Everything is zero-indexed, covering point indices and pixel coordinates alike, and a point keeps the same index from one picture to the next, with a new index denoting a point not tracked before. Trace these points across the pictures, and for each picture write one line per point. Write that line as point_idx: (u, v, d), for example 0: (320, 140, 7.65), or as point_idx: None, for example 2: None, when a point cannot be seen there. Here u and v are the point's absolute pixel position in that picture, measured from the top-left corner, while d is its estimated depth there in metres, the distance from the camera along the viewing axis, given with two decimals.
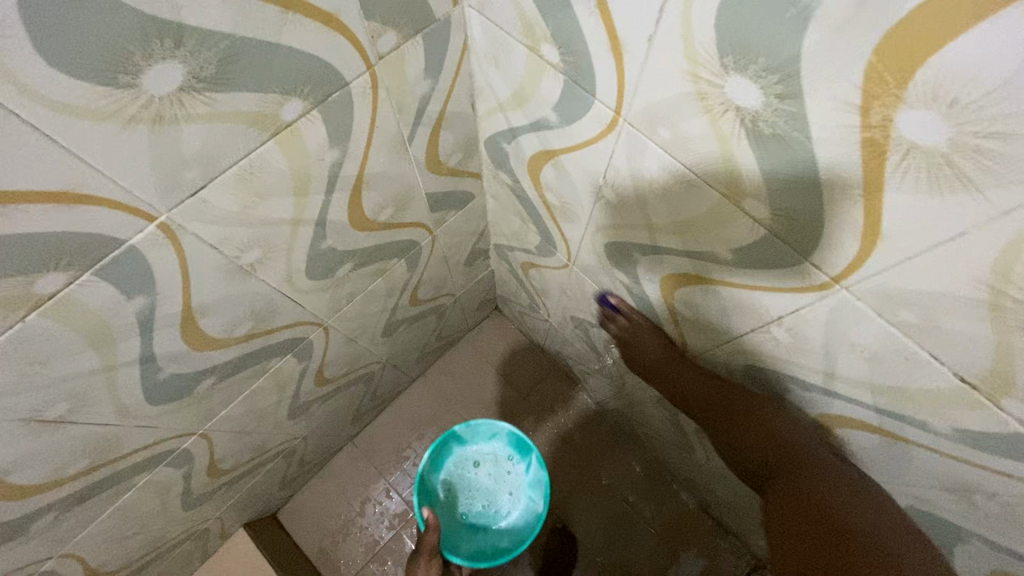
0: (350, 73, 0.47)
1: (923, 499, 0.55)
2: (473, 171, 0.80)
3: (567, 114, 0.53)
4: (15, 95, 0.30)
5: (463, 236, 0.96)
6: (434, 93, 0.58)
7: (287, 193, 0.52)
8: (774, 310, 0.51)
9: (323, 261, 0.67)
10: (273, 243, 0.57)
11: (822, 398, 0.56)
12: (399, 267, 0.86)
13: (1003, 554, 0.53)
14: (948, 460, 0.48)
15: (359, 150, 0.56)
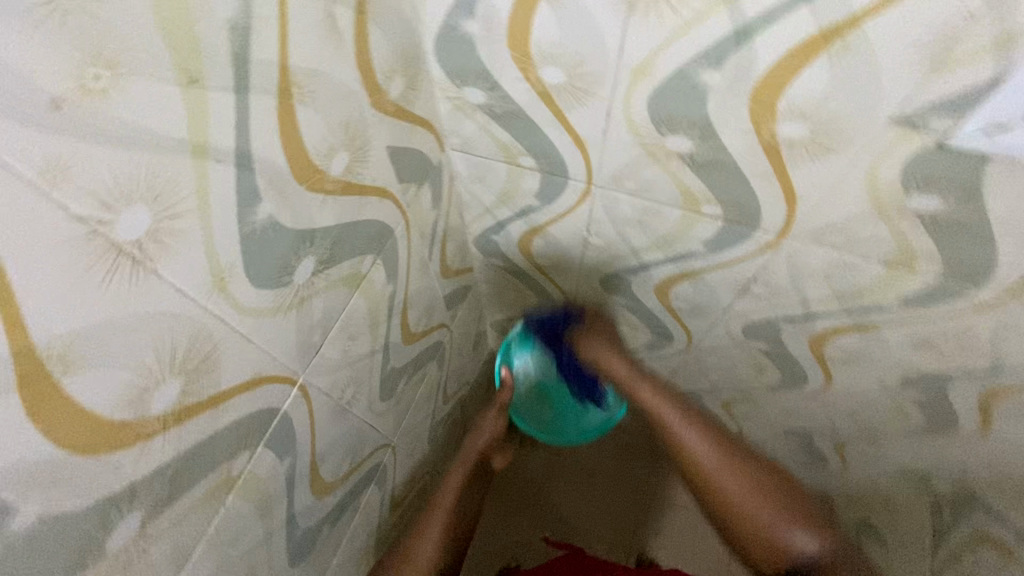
0: (394, 224, 0.61)
1: (907, 362, 0.73)
2: (468, 269, 0.95)
3: (549, 197, 0.70)
4: (232, 313, 0.41)
5: (469, 325, 1.10)
6: (438, 217, 0.74)
7: (368, 330, 0.64)
8: (747, 274, 0.69)
9: (388, 383, 0.77)
10: (362, 377, 0.67)
11: (807, 323, 0.73)
12: (433, 370, 0.97)
13: (976, 378, 0.70)
14: (908, 324, 0.66)
15: (404, 279, 0.69)
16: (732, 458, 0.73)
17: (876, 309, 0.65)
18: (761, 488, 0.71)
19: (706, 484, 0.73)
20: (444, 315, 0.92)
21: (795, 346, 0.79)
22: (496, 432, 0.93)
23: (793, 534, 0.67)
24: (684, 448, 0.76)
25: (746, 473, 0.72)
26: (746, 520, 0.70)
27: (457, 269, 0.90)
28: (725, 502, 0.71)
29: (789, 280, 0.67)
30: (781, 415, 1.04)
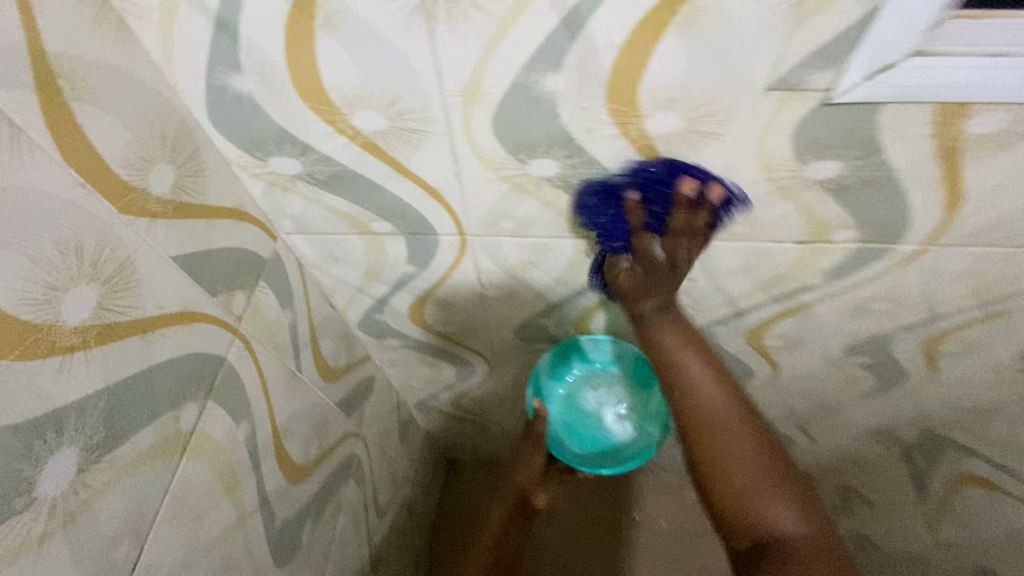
0: (220, 347, 0.71)
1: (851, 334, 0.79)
2: (345, 323, 0.98)
3: (415, 240, 0.76)
4: None
5: (387, 417, 1.18)
6: (296, 320, 0.85)
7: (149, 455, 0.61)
8: (634, 271, 0.71)
9: (280, 538, 0.83)
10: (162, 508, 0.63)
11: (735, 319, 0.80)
12: (349, 491, 1.02)
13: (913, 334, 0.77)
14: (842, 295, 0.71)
15: (212, 356, 0.70)
16: (760, 444, 0.65)
17: (761, 268, 0.70)
18: (789, 501, 0.62)
19: (707, 440, 0.65)
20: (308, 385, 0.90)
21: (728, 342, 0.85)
22: (532, 472, 1.07)
23: (790, 523, 0.61)
24: (677, 368, 0.70)
25: (791, 497, 0.62)
26: (741, 504, 0.62)
27: (325, 329, 0.90)
28: (717, 460, 0.64)
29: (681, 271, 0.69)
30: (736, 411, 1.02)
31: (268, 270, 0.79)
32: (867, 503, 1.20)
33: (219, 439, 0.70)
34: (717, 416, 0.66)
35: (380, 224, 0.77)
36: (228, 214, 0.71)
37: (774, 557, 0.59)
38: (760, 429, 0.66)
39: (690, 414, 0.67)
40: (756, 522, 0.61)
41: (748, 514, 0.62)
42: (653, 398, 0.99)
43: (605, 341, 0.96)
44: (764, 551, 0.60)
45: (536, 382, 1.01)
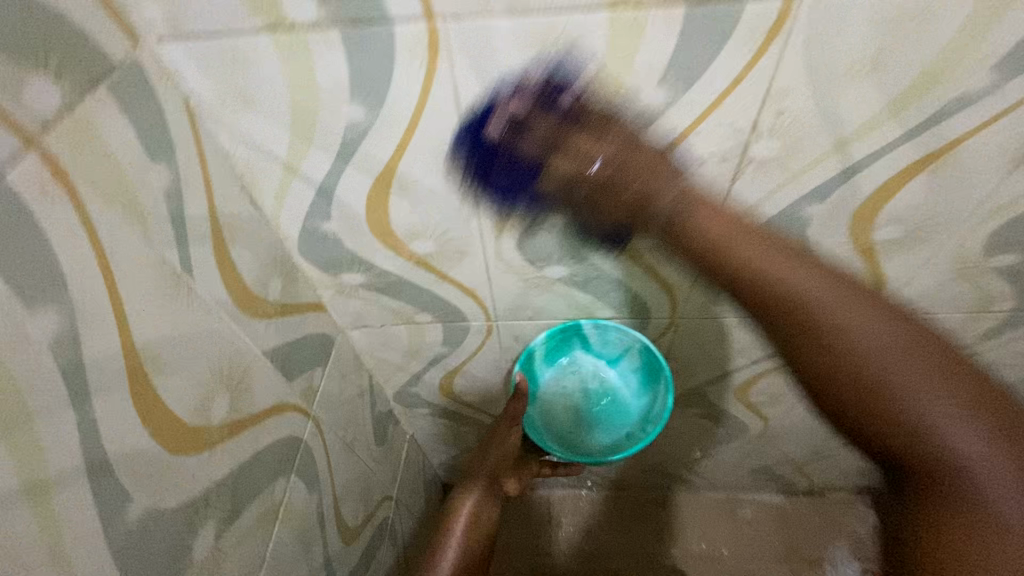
0: (67, 267, 0.30)
1: None
2: (340, 355, 0.66)
3: (318, 160, 0.44)
4: None
5: (352, 411, 0.71)
6: (184, 197, 0.39)
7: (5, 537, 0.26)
8: (710, 156, 0.43)
9: None
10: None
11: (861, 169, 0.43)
12: (332, 534, 0.65)
13: None
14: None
15: (118, 371, 0.33)
16: (928, 363, 0.36)
17: (907, 150, 0.42)
18: (987, 434, 0.35)
19: (834, 355, 0.36)
20: (307, 455, 0.58)
21: (827, 244, 0.51)
22: (509, 453, 0.69)
23: (972, 444, 0.35)
24: (751, 270, 0.36)
25: (997, 431, 0.35)
26: (905, 433, 0.36)
27: (305, 342, 0.57)
28: (850, 359, 0.36)
29: (778, 142, 0.42)
30: None
31: (234, 236, 0.45)
32: None
33: (230, 520, 0.44)
34: (823, 310, 0.36)
35: (345, 186, 0.46)
36: (132, 42, 0.35)
37: (931, 491, 0.36)
38: (920, 342, 0.36)
39: (761, 288, 0.36)
40: (926, 431, 0.35)
41: (913, 439, 0.36)
42: (641, 403, 0.69)
43: (610, 328, 0.66)
44: (925, 485, 0.36)
45: (529, 361, 0.68)
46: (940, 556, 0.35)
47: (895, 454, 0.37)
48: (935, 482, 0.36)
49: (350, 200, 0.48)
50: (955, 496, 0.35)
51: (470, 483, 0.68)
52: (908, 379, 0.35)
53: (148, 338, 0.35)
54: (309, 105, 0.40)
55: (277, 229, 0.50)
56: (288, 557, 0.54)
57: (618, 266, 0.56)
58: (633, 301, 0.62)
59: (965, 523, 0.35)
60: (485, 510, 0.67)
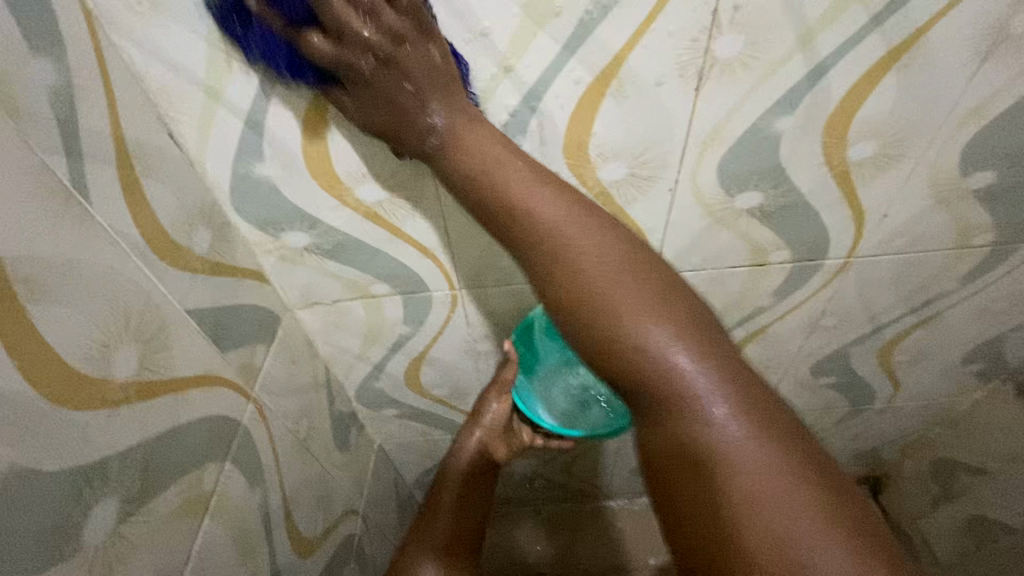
0: None
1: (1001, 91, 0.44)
2: (288, 338, 0.60)
3: (242, 80, 0.39)
4: None
5: (306, 403, 0.64)
6: (74, 105, 0.34)
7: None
8: (672, 55, 0.40)
9: None
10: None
11: (832, 65, 0.41)
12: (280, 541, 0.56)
13: None
14: None
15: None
16: (667, 307, 0.36)
17: (876, 40, 0.40)
18: (729, 383, 0.34)
19: (585, 296, 0.36)
20: (247, 442, 0.50)
21: (803, 166, 0.49)
22: (499, 420, 0.70)
23: (721, 412, 0.33)
24: (497, 186, 0.38)
25: (734, 389, 0.34)
26: (653, 384, 0.34)
27: (242, 312, 0.51)
28: (592, 296, 0.36)
29: (743, 37, 0.39)
30: (802, 336, 0.72)
31: (145, 167, 0.39)
32: (979, 471, 0.92)
33: (139, 504, 0.37)
34: (580, 252, 0.37)
35: (276, 113, 0.41)
36: None
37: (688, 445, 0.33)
38: (665, 283, 0.37)
39: (543, 247, 0.38)
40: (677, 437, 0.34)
41: (655, 375, 0.34)
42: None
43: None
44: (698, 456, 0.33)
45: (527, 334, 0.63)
46: (706, 508, 0.32)
47: (647, 395, 0.35)
48: (687, 420, 0.33)
49: (285, 135, 0.43)
50: (704, 438, 0.33)
51: (461, 450, 0.71)
52: (663, 339, 0.34)
53: (20, 253, 0.29)
54: (225, 4, 0.35)
55: (202, 173, 0.45)
56: (221, 559, 0.46)
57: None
58: None
59: (722, 464, 0.32)
60: (475, 478, 0.70)
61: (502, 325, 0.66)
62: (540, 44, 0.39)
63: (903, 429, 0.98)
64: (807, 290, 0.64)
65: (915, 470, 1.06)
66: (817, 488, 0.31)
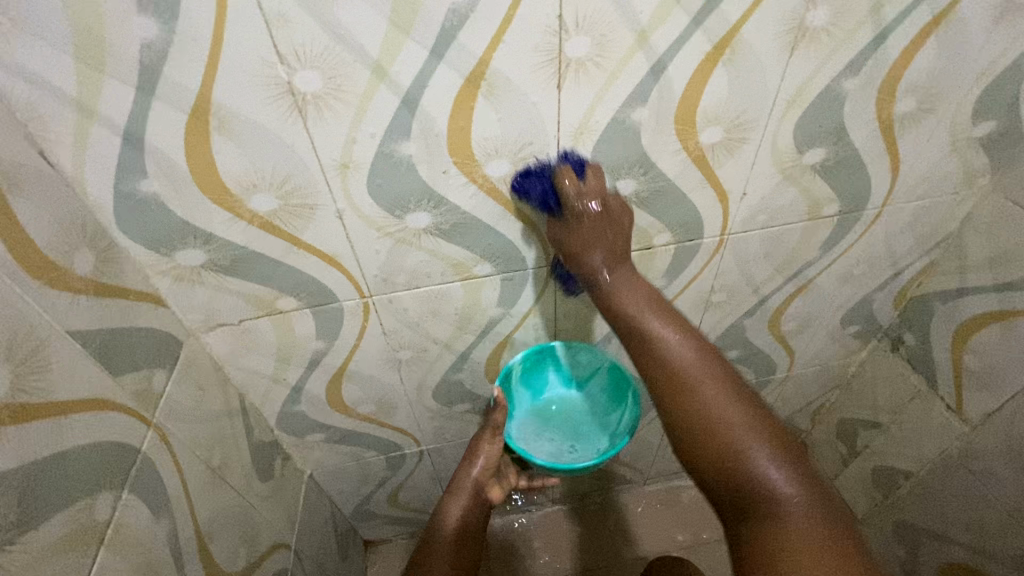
0: None
1: (812, 80, 0.53)
2: (194, 362, 0.58)
3: (116, 96, 0.40)
4: None
5: (221, 431, 0.62)
6: None
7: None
8: (530, 60, 0.45)
9: None
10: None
11: (669, 63, 0.48)
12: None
13: (871, 72, 0.54)
14: None
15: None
16: (753, 416, 0.45)
17: (699, 39, 0.47)
18: (786, 460, 0.44)
19: (677, 409, 0.46)
20: (148, 469, 0.48)
21: (665, 155, 0.55)
22: (492, 462, 0.72)
23: (778, 478, 0.43)
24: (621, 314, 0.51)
25: (795, 472, 0.44)
26: (737, 453, 0.43)
27: (136, 335, 0.49)
28: (687, 406, 0.46)
29: (590, 39, 0.44)
30: (699, 313, 0.78)
31: (11, 184, 0.38)
32: (875, 425, 1.01)
33: (23, 531, 0.36)
34: (677, 356, 0.47)
35: (156, 127, 0.42)
36: None
37: (754, 508, 0.43)
38: (730, 378, 0.47)
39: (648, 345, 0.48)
40: (746, 477, 0.43)
41: (733, 460, 0.43)
42: (613, 418, 0.72)
43: (582, 349, 0.73)
44: (751, 511, 0.43)
45: (508, 381, 0.72)
46: (768, 553, 0.41)
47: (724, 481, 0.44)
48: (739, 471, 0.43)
49: (168, 149, 0.44)
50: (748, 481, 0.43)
51: (455, 492, 0.70)
52: (717, 406, 0.45)
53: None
54: (93, 19, 0.36)
55: (84, 194, 0.44)
56: None
57: (478, 207, 0.55)
58: (504, 253, 0.61)
59: (776, 525, 0.42)
60: (472, 519, 0.69)
61: (419, 331, 0.68)
62: (408, 52, 0.42)
63: (807, 396, 1.07)
64: (693, 270, 0.70)
65: (824, 433, 1.16)
66: (824, 538, 0.40)
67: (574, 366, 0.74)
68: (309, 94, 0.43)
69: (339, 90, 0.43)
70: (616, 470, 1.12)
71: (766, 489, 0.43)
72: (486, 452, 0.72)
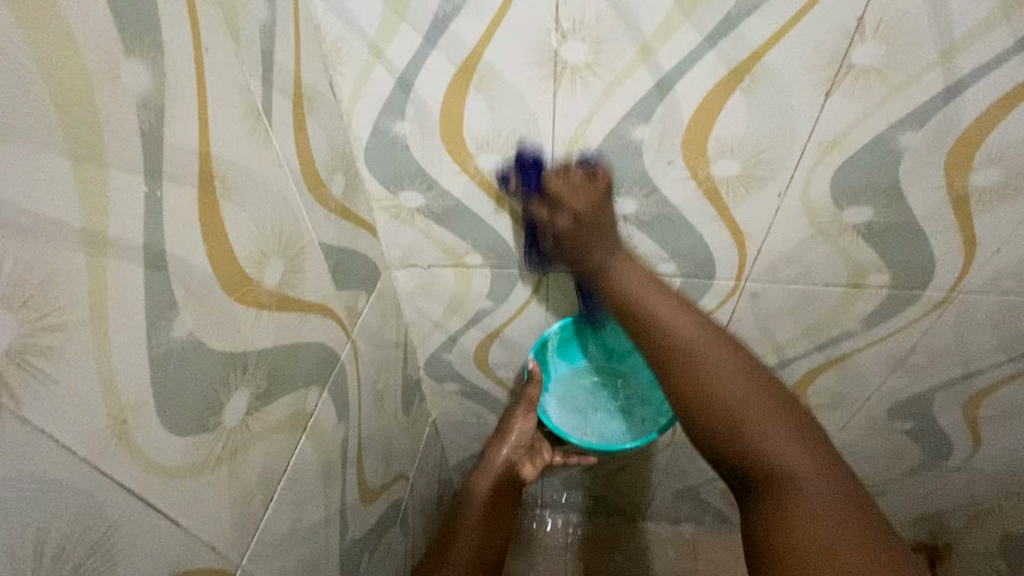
0: (176, 46, 0.29)
1: None
2: (383, 292, 0.64)
3: (405, 42, 0.44)
4: None
5: (388, 359, 0.67)
6: (282, 37, 0.39)
7: (45, 268, 0.23)
8: (807, 60, 0.41)
9: (274, 545, 0.44)
10: (89, 461, 0.26)
11: (965, 86, 0.42)
12: (351, 481, 0.59)
13: None
14: None
15: (191, 170, 0.31)
16: (759, 388, 0.40)
17: (1017, 64, 0.40)
18: (805, 446, 0.38)
19: (689, 382, 0.40)
20: (341, 376, 0.54)
21: (916, 188, 0.49)
22: (525, 437, 0.73)
23: (797, 470, 0.37)
24: (636, 307, 0.45)
25: (843, 489, 0.36)
26: (744, 445, 0.38)
27: (356, 259, 0.55)
28: (729, 411, 0.39)
29: (885, 46, 0.40)
30: (884, 371, 0.69)
31: (311, 106, 0.43)
32: None
33: (263, 403, 0.40)
34: (675, 336, 0.42)
35: (427, 75, 0.46)
36: None
37: (774, 502, 0.37)
38: (752, 359, 0.42)
39: (648, 325, 0.44)
40: (769, 466, 0.38)
41: (747, 449, 0.38)
42: (657, 392, 0.71)
43: None
44: (768, 488, 0.38)
45: (543, 351, 0.69)
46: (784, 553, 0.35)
47: (735, 459, 0.39)
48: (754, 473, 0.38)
49: (428, 97, 0.47)
50: (749, 459, 0.38)
51: (487, 468, 0.70)
52: (793, 463, 0.37)
53: (223, 156, 0.33)
54: None
55: (348, 125, 0.50)
56: (309, 479, 0.49)
57: (688, 205, 0.52)
58: (694, 255, 0.57)
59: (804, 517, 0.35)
60: (501, 495, 0.68)
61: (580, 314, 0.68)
62: (682, 36, 0.41)
63: (976, 498, 0.89)
64: (898, 322, 0.62)
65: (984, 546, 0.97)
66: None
67: (616, 340, 0.69)
68: (571, 65, 0.44)
69: (599, 65, 0.43)
70: (726, 510, 1.02)
71: (778, 473, 0.37)
72: (520, 428, 0.72)
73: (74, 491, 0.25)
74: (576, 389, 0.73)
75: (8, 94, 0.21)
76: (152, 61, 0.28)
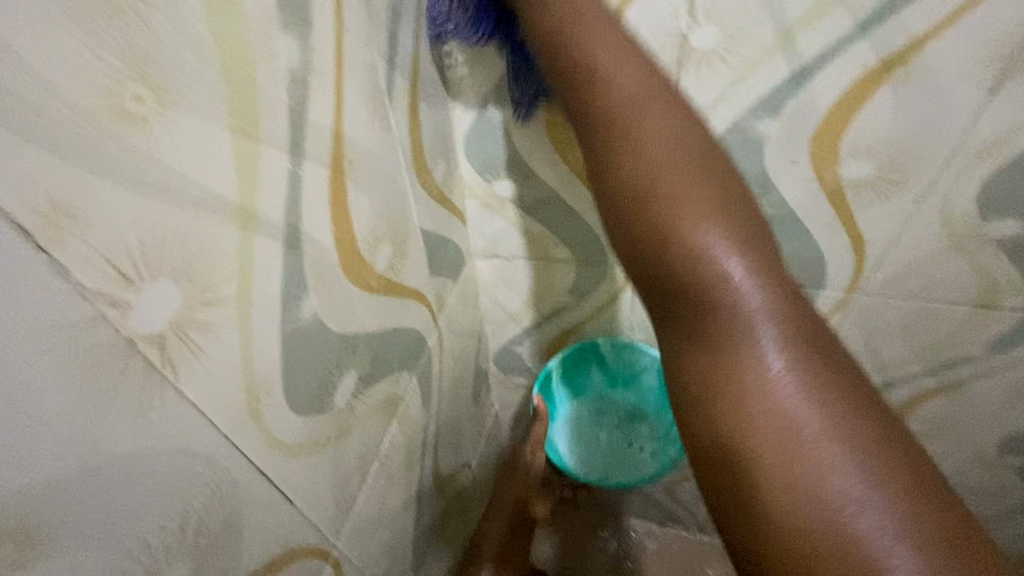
0: (322, 22, 0.29)
1: None
2: (467, 282, 0.62)
3: None
4: None
5: (463, 348, 0.67)
6: (406, 18, 0.38)
7: (205, 242, 0.23)
8: (974, 49, 0.37)
9: (363, 526, 0.43)
10: (227, 436, 0.26)
11: None
12: (426, 467, 0.59)
13: None
14: None
15: (325, 149, 0.30)
16: (739, 225, 0.31)
17: None
18: (773, 287, 0.30)
19: (645, 213, 0.32)
20: (427, 363, 0.53)
21: None
22: (534, 472, 0.73)
23: (771, 355, 0.29)
24: (610, 112, 0.34)
25: (794, 339, 0.29)
26: (702, 295, 0.30)
27: (448, 245, 0.54)
28: (705, 278, 0.30)
29: None
30: (1005, 402, 0.62)
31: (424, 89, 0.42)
32: None
33: (365, 386, 0.40)
34: (658, 154, 0.32)
35: None
36: None
37: (735, 383, 0.30)
38: (738, 188, 0.32)
39: (619, 139, 0.33)
40: (741, 337, 0.30)
41: (720, 308, 0.30)
42: (660, 418, 0.75)
43: (627, 349, 0.70)
44: (726, 383, 0.30)
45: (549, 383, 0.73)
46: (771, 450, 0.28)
47: (682, 333, 0.32)
48: (725, 358, 0.30)
49: None
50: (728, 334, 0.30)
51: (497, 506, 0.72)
52: (772, 361, 0.29)
53: (352, 137, 0.33)
54: None
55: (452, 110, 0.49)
56: (395, 464, 0.48)
57: (807, 207, 0.48)
58: (804, 262, 0.53)
59: (776, 386, 0.29)
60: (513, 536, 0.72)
61: None
62: (831, 23, 0.38)
63: None
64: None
65: None
66: (894, 478, 0.26)
67: (620, 368, 0.73)
68: (699, 51, 0.41)
69: (730, 51, 0.40)
70: None
71: (755, 362, 0.29)
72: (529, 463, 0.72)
73: (213, 465, 0.25)
74: (582, 419, 0.77)
75: (188, 63, 0.21)
76: (304, 37, 0.27)
